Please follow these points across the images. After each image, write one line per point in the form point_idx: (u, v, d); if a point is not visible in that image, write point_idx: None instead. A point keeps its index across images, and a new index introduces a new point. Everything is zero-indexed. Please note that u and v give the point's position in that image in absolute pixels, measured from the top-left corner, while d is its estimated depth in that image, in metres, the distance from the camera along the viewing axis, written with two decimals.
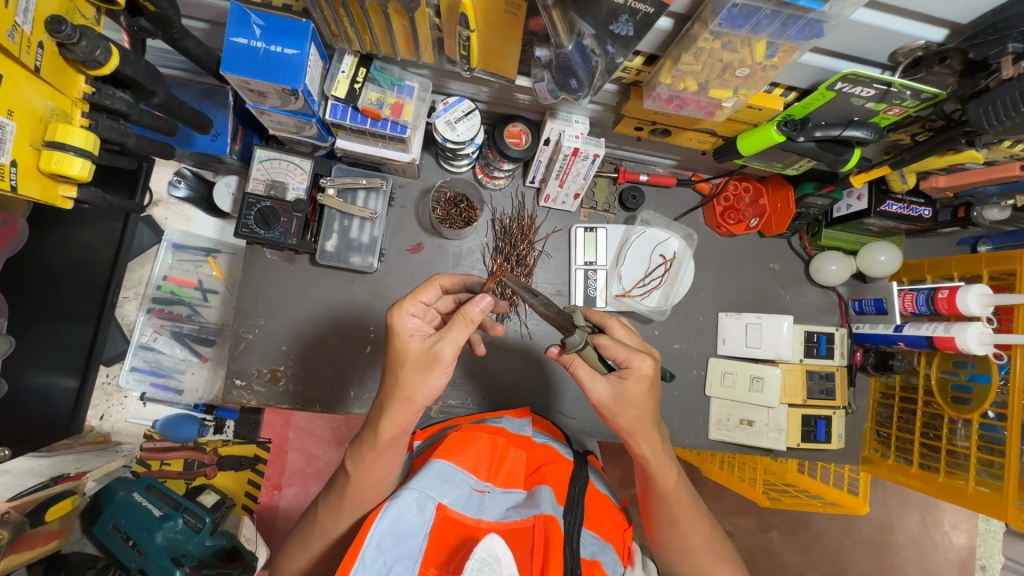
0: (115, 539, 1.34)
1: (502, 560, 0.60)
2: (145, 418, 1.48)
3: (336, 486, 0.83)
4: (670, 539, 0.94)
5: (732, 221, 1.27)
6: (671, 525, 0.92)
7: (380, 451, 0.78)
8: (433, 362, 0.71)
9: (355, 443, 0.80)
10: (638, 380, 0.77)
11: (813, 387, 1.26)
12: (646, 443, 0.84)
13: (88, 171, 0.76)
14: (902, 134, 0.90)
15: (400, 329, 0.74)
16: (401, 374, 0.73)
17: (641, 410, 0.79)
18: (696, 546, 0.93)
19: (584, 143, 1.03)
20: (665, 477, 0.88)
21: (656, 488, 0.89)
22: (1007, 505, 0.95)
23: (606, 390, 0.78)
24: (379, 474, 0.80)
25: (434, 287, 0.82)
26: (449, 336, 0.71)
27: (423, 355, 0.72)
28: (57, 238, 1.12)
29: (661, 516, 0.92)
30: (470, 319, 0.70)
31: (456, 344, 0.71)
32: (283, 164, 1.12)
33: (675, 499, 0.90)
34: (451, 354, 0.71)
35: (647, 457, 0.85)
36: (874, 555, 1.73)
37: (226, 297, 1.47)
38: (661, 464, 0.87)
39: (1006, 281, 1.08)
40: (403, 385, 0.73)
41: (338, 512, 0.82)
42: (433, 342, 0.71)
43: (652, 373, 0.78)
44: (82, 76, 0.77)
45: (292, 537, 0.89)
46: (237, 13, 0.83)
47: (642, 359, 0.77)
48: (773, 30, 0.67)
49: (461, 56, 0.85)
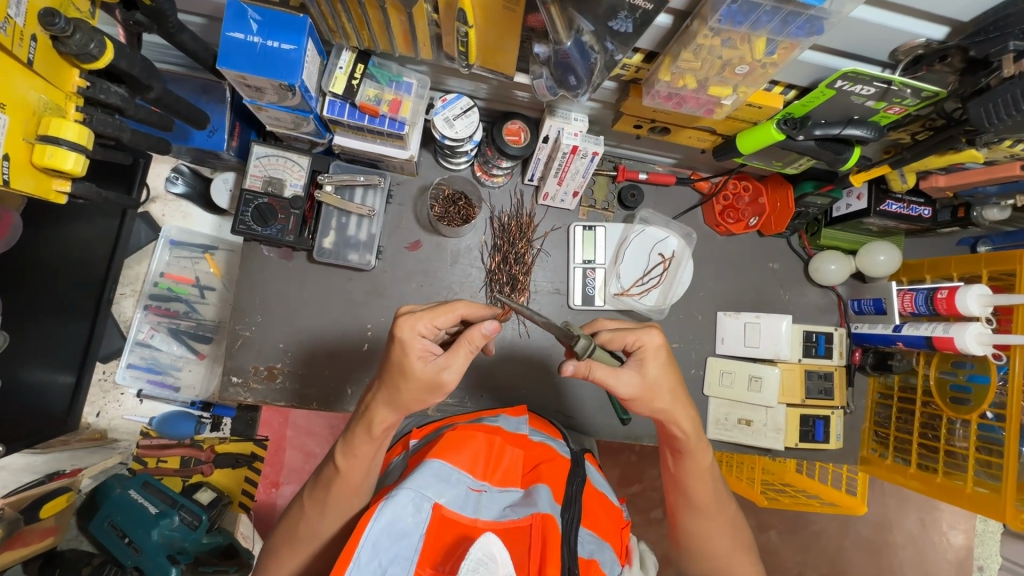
0: (111, 536, 1.34)
1: (499, 559, 0.60)
2: (142, 414, 1.48)
3: (321, 480, 0.82)
4: (693, 521, 0.93)
5: (731, 220, 1.27)
6: (697, 507, 0.92)
7: (374, 444, 0.78)
8: (435, 388, 0.73)
9: (344, 435, 0.80)
10: (656, 355, 0.79)
11: (811, 387, 1.26)
12: (687, 421, 0.84)
13: (81, 165, 0.76)
14: (902, 133, 0.90)
15: (408, 348, 0.72)
16: (401, 390, 0.74)
17: (673, 383, 0.81)
18: (704, 535, 0.93)
19: (583, 141, 1.02)
20: (702, 456, 0.88)
21: (692, 467, 0.89)
22: (1006, 506, 0.95)
23: (633, 379, 0.78)
24: (365, 468, 0.80)
25: (454, 313, 0.76)
26: (455, 363, 0.73)
27: (428, 380, 0.72)
28: (52, 234, 1.12)
29: (688, 497, 0.92)
30: (473, 343, 0.72)
31: (459, 371, 0.73)
32: (280, 161, 1.11)
33: (707, 479, 0.90)
34: (454, 382, 0.74)
35: (686, 434, 0.85)
36: (872, 555, 1.73)
37: (224, 294, 1.45)
38: (700, 442, 0.87)
39: (1005, 281, 1.08)
40: (415, 393, 0.74)
41: (333, 508, 0.82)
42: (439, 368, 0.72)
43: (664, 344, 0.79)
44: (76, 70, 0.77)
45: (277, 533, 0.87)
46: (234, 8, 0.82)
47: (650, 333, 0.79)
48: (773, 26, 0.66)
49: (459, 52, 0.85)
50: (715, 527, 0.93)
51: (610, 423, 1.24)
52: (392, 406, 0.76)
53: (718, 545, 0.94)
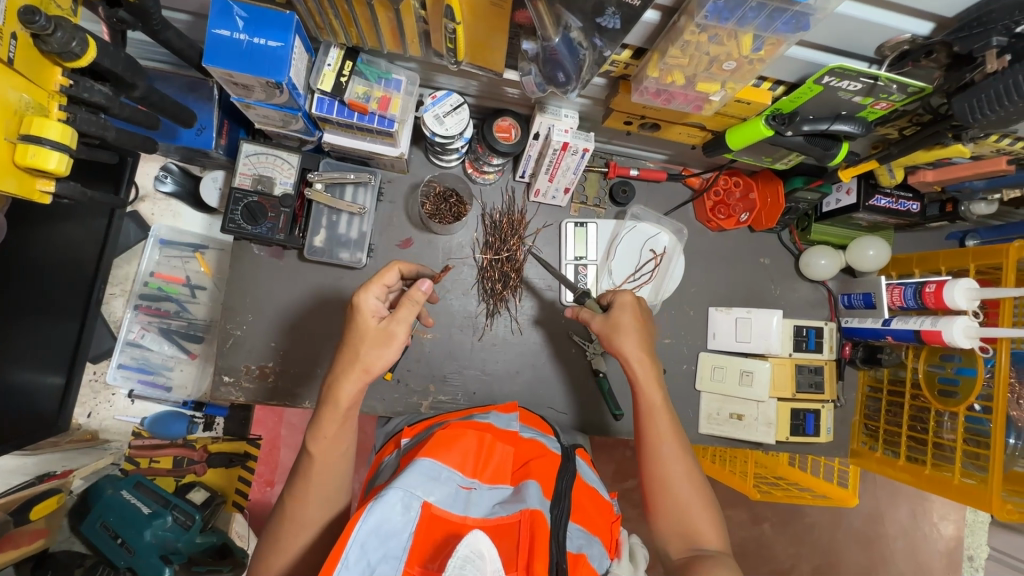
0: (104, 537, 1.32)
1: (486, 556, 0.60)
2: (133, 415, 1.47)
3: (299, 472, 0.82)
4: (645, 466, 0.91)
5: (722, 216, 1.28)
6: (649, 449, 0.91)
7: (339, 420, 0.80)
8: (387, 339, 0.80)
9: (310, 420, 0.81)
10: (621, 305, 0.96)
11: (802, 381, 1.27)
12: (636, 356, 0.93)
13: (64, 165, 0.75)
14: (890, 128, 0.91)
15: (362, 307, 0.81)
16: (362, 351, 0.80)
17: (632, 327, 0.94)
18: (676, 473, 0.88)
19: (573, 138, 1.01)
20: (651, 393, 0.92)
21: (642, 403, 0.93)
22: (992, 496, 0.95)
23: (598, 321, 0.97)
24: (339, 448, 0.82)
25: (395, 271, 0.88)
26: (400, 316, 0.81)
27: (380, 332, 0.80)
28: (37, 234, 1.11)
29: (647, 442, 0.91)
30: (415, 299, 0.81)
31: (406, 324, 0.81)
32: (270, 160, 1.11)
33: (659, 419, 0.91)
34: (404, 334, 0.81)
35: (635, 371, 0.93)
36: (865, 548, 1.75)
37: (214, 293, 1.45)
38: (648, 379, 0.93)
39: (992, 275, 1.09)
40: (364, 358, 0.79)
41: (306, 497, 0.81)
42: (388, 321, 0.80)
43: (633, 302, 0.96)
44: (58, 68, 0.75)
45: (266, 533, 0.83)
46: (219, 5, 0.82)
47: (623, 293, 0.97)
48: (759, 22, 0.67)
49: (447, 49, 0.84)
50: (689, 476, 0.89)
51: (601, 419, 1.25)
52: (340, 371, 0.80)
53: (692, 491, 0.88)
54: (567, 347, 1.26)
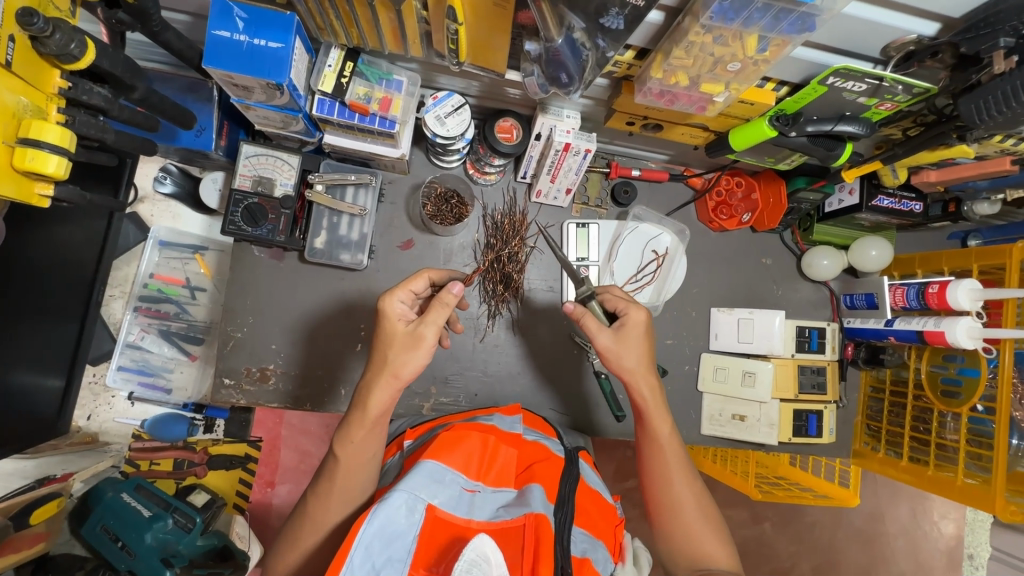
0: (104, 540, 1.31)
1: (492, 560, 0.59)
2: (133, 417, 1.46)
3: (325, 473, 0.82)
4: (651, 486, 0.91)
5: (724, 216, 1.27)
6: (656, 472, 0.90)
7: (369, 429, 0.79)
8: (416, 342, 0.79)
9: (339, 424, 0.81)
10: (634, 327, 0.90)
11: (804, 382, 1.26)
12: (648, 386, 0.90)
13: (64, 168, 0.74)
14: (894, 129, 0.91)
15: (388, 312, 0.81)
16: (390, 356, 0.79)
17: (643, 352, 0.90)
18: (685, 497, 0.89)
19: (576, 138, 1.01)
20: (661, 421, 0.90)
21: (649, 430, 0.91)
22: (995, 497, 0.95)
23: (608, 337, 0.90)
24: (368, 453, 0.81)
25: (422, 278, 0.89)
26: (430, 319, 0.79)
27: (409, 334, 0.79)
28: (37, 236, 1.10)
29: (654, 467, 0.91)
30: (446, 302, 0.79)
31: (436, 326, 0.80)
32: (270, 160, 1.10)
33: (668, 444, 0.90)
34: (433, 336, 0.79)
35: (646, 399, 0.90)
36: (866, 547, 1.75)
37: (214, 294, 1.44)
38: (659, 408, 0.91)
39: (995, 275, 1.09)
40: (391, 363, 0.78)
41: (328, 498, 0.80)
42: (416, 324, 0.79)
43: (645, 322, 0.91)
44: (57, 71, 0.75)
45: (284, 533, 0.84)
46: (219, 5, 0.81)
47: (637, 309, 0.91)
48: (765, 23, 0.66)
49: (449, 50, 0.83)
50: (697, 497, 0.89)
51: (603, 420, 1.24)
52: (371, 381, 0.80)
53: (699, 512, 0.88)
54: (568, 348, 1.25)
